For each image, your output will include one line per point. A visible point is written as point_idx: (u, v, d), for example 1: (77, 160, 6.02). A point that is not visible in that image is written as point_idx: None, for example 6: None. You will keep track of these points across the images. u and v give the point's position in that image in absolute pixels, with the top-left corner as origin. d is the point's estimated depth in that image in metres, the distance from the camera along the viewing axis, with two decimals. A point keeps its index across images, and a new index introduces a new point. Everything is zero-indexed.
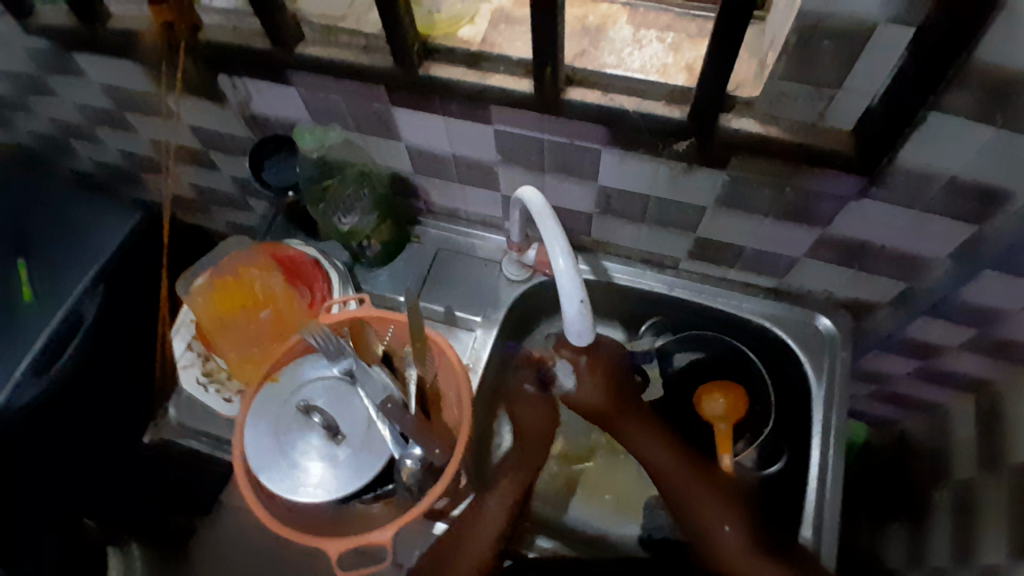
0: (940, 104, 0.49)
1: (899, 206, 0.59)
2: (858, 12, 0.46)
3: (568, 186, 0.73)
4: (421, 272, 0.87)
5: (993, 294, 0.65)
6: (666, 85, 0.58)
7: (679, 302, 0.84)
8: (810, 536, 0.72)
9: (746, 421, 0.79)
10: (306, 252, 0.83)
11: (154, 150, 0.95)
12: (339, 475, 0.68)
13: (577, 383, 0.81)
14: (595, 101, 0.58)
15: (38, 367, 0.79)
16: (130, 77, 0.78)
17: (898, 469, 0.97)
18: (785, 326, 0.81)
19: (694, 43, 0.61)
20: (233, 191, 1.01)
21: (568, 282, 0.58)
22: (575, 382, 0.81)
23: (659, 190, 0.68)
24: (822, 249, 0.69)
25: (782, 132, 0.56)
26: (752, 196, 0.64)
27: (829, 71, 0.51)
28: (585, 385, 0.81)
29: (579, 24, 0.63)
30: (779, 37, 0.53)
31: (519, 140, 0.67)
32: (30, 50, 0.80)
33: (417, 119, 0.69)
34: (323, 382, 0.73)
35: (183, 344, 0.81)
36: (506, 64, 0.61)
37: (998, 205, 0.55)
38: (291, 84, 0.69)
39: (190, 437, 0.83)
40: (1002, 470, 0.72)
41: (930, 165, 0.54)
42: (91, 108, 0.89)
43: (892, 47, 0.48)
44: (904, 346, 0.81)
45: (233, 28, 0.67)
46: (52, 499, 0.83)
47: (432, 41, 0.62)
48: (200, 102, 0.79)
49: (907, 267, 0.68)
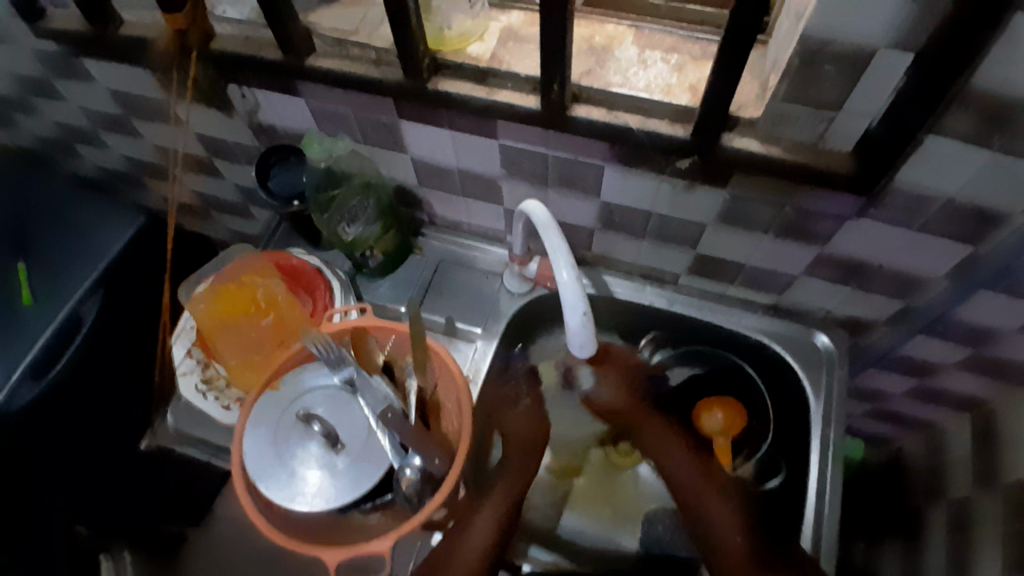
0: (938, 126, 0.50)
1: (898, 226, 0.60)
2: (860, 36, 0.47)
3: (570, 200, 0.73)
4: (423, 283, 0.88)
5: (989, 314, 0.66)
6: (671, 104, 0.59)
7: (679, 317, 0.85)
8: (809, 547, 0.72)
9: (745, 437, 0.81)
10: (308, 261, 0.84)
11: (160, 157, 0.96)
12: (337, 484, 0.68)
13: (598, 386, 0.81)
14: (600, 118, 0.59)
15: (36, 371, 0.80)
16: (140, 84, 0.79)
17: (893, 486, 0.97)
18: (783, 343, 0.81)
19: (698, 64, 0.62)
20: (237, 200, 1.02)
21: (570, 295, 0.59)
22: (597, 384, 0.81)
23: (660, 206, 0.69)
24: (821, 267, 0.70)
25: (783, 152, 0.57)
26: (752, 213, 0.65)
27: (830, 93, 0.53)
28: (605, 389, 0.81)
29: (586, 42, 0.64)
30: (781, 60, 0.54)
31: (523, 154, 0.68)
32: (42, 56, 0.81)
33: (424, 131, 0.70)
34: (323, 391, 0.74)
35: (183, 350, 0.82)
36: (514, 80, 0.62)
37: (994, 226, 0.56)
38: (301, 95, 0.70)
39: (188, 444, 0.83)
40: (997, 488, 0.72)
41: (928, 186, 0.55)
42: (98, 113, 0.90)
43: (891, 71, 0.49)
44: (900, 364, 0.82)
45: (245, 38, 0.68)
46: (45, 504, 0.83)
47: (441, 56, 0.63)
48: (209, 111, 0.80)
49: (904, 286, 0.69)
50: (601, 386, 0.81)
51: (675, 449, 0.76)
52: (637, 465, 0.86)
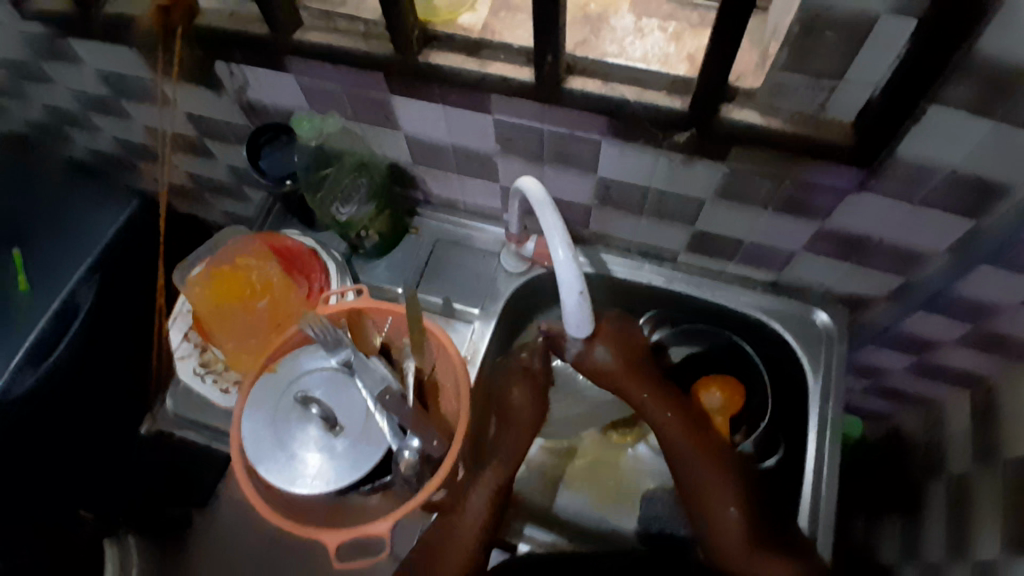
0: (940, 96, 0.49)
1: (897, 199, 0.59)
2: (860, 2, 0.46)
3: (567, 176, 0.72)
4: (419, 263, 0.87)
5: (991, 289, 0.65)
6: (668, 74, 0.58)
7: (677, 295, 0.84)
8: (807, 531, 0.71)
9: (743, 415, 0.80)
10: (303, 242, 0.82)
11: (151, 139, 0.95)
12: (336, 466, 0.67)
13: (592, 350, 0.76)
14: (596, 90, 0.58)
15: (34, 359, 0.78)
16: (126, 63, 0.77)
17: (893, 463, 0.97)
18: (783, 320, 0.81)
19: (696, 32, 0.61)
20: (230, 181, 1.01)
21: (567, 273, 0.58)
22: (597, 345, 0.76)
23: (657, 182, 0.68)
24: (822, 242, 0.69)
25: (783, 124, 0.56)
26: (752, 188, 0.64)
27: (830, 61, 0.51)
28: (600, 352, 0.76)
29: (580, 12, 0.63)
30: (781, 26, 0.52)
31: (517, 130, 0.67)
32: (27, 36, 0.79)
33: (417, 108, 0.68)
34: (320, 373, 0.73)
35: (179, 333, 0.81)
36: (507, 52, 0.60)
37: (996, 198, 0.55)
38: (289, 72, 0.69)
39: (186, 428, 0.83)
40: (996, 465, 0.72)
41: (930, 158, 0.54)
42: (87, 95, 0.88)
43: (893, 39, 0.48)
44: (901, 341, 0.81)
45: (230, 14, 0.66)
46: (44, 496, 0.83)
47: (431, 29, 0.61)
48: (197, 90, 0.78)
49: (906, 260, 0.68)
50: (602, 352, 0.76)
51: (670, 412, 0.75)
52: (635, 443, 0.86)
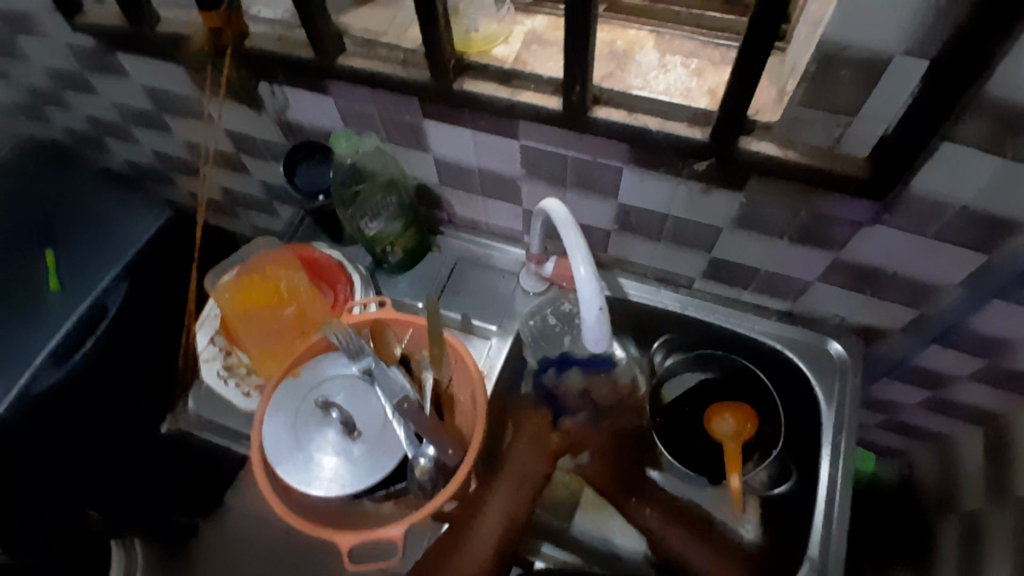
0: (951, 135, 0.51)
1: (912, 232, 0.61)
2: (877, 44, 0.49)
3: (588, 202, 0.75)
4: (441, 280, 0.90)
5: (1005, 325, 0.66)
6: (690, 108, 0.60)
7: (691, 321, 0.86)
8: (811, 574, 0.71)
9: (756, 440, 0.81)
10: (331, 255, 0.85)
11: (190, 153, 0.99)
12: (353, 470, 0.69)
13: (586, 461, 0.80)
14: (621, 120, 0.61)
15: (59, 356, 0.81)
16: (172, 80, 0.81)
17: (907, 502, 0.97)
18: (794, 348, 0.82)
19: (717, 69, 0.64)
20: (262, 197, 1.05)
21: (588, 289, 0.59)
22: (589, 454, 0.80)
23: (677, 209, 0.70)
24: (835, 272, 0.71)
25: (798, 155, 0.58)
26: (768, 216, 0.66)
27: (846, 98, 0.54)
28: (592, 462, 0.79)
29: (607, 47, 0.66)
30: (800, 64, 0.55)
31: (543, 155, 0.70)
32: (80, 51, 0.84)
33: (447, 132, 0.72)
34: (342, 379, 0.75)
35: (206, 337, 0.83)
36: (537, 83, 0.63)
37: (1007, 235, 0.57)
38: (329, 94, 0.73)
39: (209, 432, 0.84)
40: (1010, 501, 0.73)
41: (942, 194, 0.56)
42: (130, 108, 0.93)
43: (908, 78, 0.50)
44: (914, 375, 0.82)
45: (278, 38, 0.70)
46: (52, 492, 0.83)
47: (467, 58, 0.65)
48: (240, 109, 0.82)
49: (919, 294, 0.69)
50: (590, 461, 0.79)
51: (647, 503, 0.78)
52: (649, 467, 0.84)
